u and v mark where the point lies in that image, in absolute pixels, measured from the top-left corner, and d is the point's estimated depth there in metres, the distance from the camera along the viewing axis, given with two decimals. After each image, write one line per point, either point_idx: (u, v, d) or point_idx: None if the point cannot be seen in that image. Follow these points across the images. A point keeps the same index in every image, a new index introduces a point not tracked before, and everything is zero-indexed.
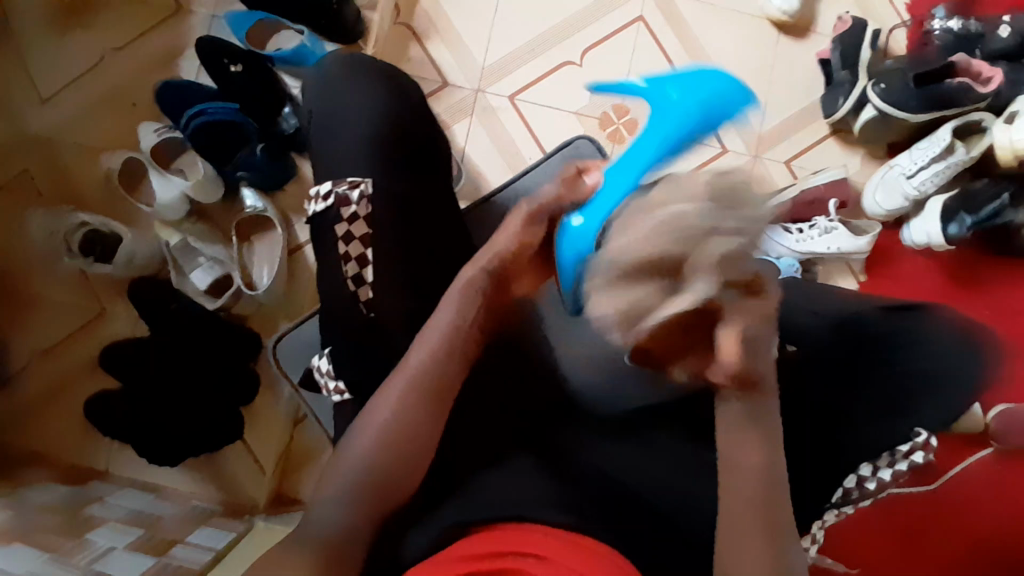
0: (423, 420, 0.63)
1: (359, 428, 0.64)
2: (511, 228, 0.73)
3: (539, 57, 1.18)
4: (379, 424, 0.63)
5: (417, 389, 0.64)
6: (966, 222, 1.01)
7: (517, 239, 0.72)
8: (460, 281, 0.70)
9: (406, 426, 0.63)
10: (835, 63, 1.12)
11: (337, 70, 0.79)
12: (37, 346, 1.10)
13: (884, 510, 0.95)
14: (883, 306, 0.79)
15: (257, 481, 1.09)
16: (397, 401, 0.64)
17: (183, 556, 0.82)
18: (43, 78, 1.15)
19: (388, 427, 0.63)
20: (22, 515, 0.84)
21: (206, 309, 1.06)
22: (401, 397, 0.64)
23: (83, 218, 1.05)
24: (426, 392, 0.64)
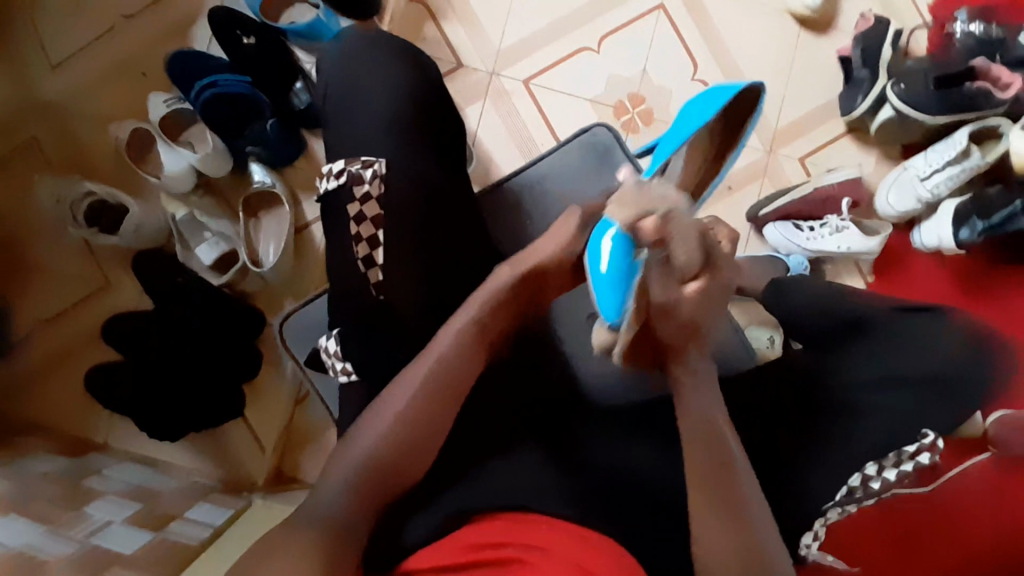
0: (440, 403, 0.64)
1: (373, 413, 0.63)
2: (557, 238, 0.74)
3: (556, 42, 1.16)
4: (396, 412, 0.62)
5: (435, 379, 0.64)
6: (977, 228, 1.00)
7: (559, 248, 0.74)
8: (496, 283, 0.70)
9: (422, 411, 0.63)
10: (855, 61, 1.11)
11: (357, 46, 0.78)
12: (37, 315, 1.09)
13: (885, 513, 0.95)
14: (897, 306, 0.79)
15: (256, 459, 1.08)
16: (414, 393, 0.63)
17: (180, 532, 0.82)
18: (52, 42, 1.13)
19: (405, 414, 0.62)
20: (20, 483, 0.83)
21: (212, 285, 1.05)
22: (418, 387, 0.63)
23: (88, 188, 1.04)
24: (448, 378, 0.64)
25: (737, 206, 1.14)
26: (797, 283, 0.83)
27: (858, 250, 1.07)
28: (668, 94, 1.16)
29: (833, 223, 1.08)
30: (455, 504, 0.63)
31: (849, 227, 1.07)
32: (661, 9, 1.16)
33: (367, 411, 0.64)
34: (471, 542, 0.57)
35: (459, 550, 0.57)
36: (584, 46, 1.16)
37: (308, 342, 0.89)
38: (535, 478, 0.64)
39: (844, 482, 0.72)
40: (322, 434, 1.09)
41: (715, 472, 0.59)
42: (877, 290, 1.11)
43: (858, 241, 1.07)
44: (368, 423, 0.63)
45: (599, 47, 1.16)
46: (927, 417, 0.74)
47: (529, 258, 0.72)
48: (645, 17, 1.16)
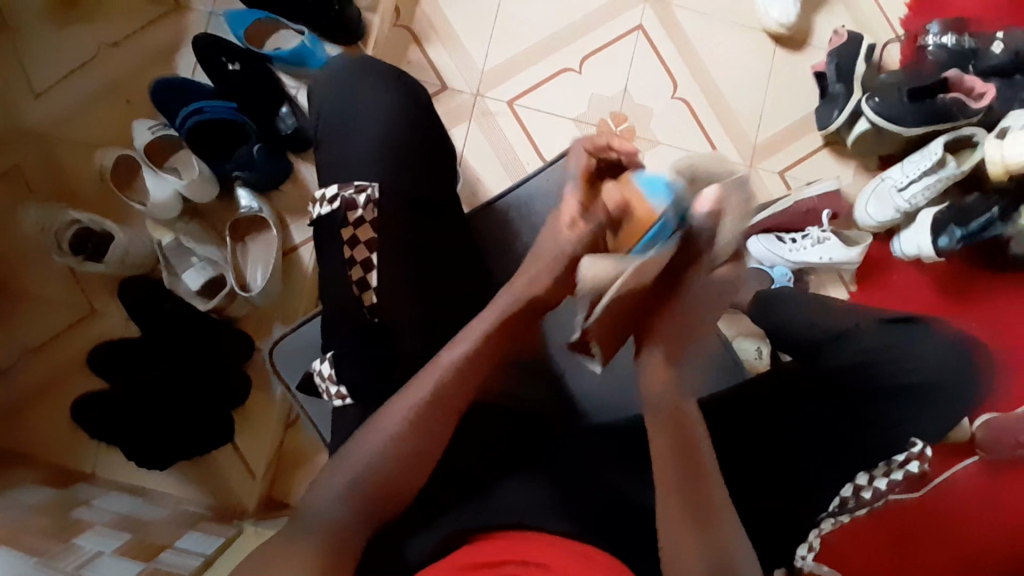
0: (436, 420, 0.63)
1: (368, 427, 0.63)
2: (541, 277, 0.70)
3: (539, 63, 1.18)
4: (393, 424, 0.62)
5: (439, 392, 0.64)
6: (956, 235, 1.03)
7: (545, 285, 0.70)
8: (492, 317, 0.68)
9: (416, 431, 0.63)
10: (830, 76, 1.13)
11: (345, 72, 0.79)
12: (22, 345, 1.08)
13: (879, 518, 0.95)
14: (881, 318, 0.80)
15: (246, 486, 1.07)
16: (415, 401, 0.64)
17: (172, 562, 0.81)
18: (36, 70, 1.13)
19: (405, 428, 0.62)
20: (8, 515, 0.82)
21: (199, 310, 1.03)
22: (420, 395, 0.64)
23: (73, 216, 1.03)
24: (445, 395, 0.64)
25: None
26: (784, 299, 0.86)
27: (839, 260, 1.09)
28: (650, 111, 1.18)
29: (815, 234, 1.10)
30: (452, 524, 0.63)
31: (830, 237, 1.09)
32: (641, 29, 1.19)
33: (362, 426, 0.64)
34: (462, 561, 0.57)
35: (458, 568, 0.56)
36: (567, 66, 1.18)
37: (300, 364, 0.89)
38: (531, 494, 0.65)
39: (838, 493, 0.75)
40: (313, 458, 1.08)
41: (698, 473, 0.59)
42: (860, 299, 1.13)
43: (839, 251, 1.09)
44: (365, 435, 0.63)
45: (582, 67, 1.18)
46: (908, 424, 0.75)
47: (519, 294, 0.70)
48: (625, 38, 1.19)
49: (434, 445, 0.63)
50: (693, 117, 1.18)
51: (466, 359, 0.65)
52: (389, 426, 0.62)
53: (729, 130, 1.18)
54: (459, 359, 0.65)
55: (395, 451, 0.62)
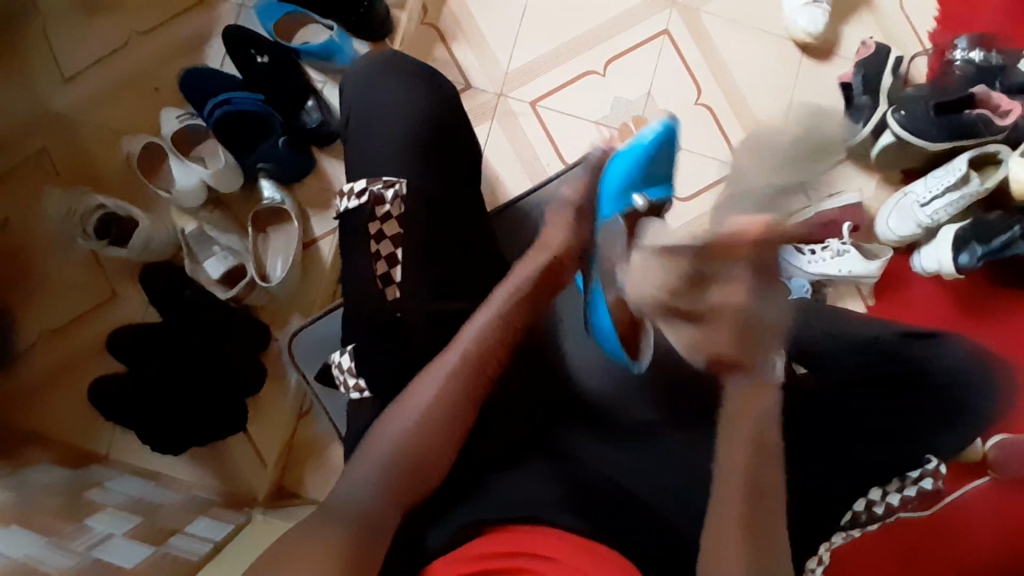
0: (461, 392, 0.66)
1: (386, 417, 0.65)
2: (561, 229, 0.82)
3: (563, 65, 1.18)
4: (407, 423, 0.64)
5: (456, 387, 0.66)
6: (977, 253, 1.02)
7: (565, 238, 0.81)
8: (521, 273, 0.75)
9: (440, 407, 0.65)
10: (856, 87, 1.13)
11: (373, 68, 0.80)
12: (42, 326, 1.09)
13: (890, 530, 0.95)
14: (902, 333, 0.80)
15: (258, 474, 1.08)
16: (430, 401, 0.65)
17: (181, 547, 0.82)
18: (67, 57, 1.15)
19: (428, 415, 0.64)
20: (23, 494, 0.83)
21: (218, 298, 1.05)
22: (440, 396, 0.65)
23: (100, 201, 1.05)
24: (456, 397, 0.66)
25: None
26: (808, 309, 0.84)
27: (858, 273, 1.09)
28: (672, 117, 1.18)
29: (834, 247, 1.10)
30: (464, 518, 0.63)
31: (850, 250, 1.09)
32: (667, 34, 1.19)
33: (389, 406, 0.66)
34: (466, 554, 0.57)
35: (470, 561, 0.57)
36: (591, 69, 1.18)
37: (316, 356, 0.90)
38: (542, 490, 0.65)
39: (850, 508, 0.73)
40: (324, 448, 1.09)
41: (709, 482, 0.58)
42: (878, 313, 1.12)
43: (858, 265, 1.09)
44: (392, 414, 0.65)
45: (606, 70, 1.18)
46: (925, 440, 0.75)
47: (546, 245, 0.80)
48: (650, 42, 1.19)
49: (457, 428, 0.65)
50: (715, 124, 1.18)
51: (495, 321, 0.70)
52: (401, 420, 0.64)
53: (751, 139, 1.18)
54: (484, 324, 0.70)
55: (418, 432, 0.63)
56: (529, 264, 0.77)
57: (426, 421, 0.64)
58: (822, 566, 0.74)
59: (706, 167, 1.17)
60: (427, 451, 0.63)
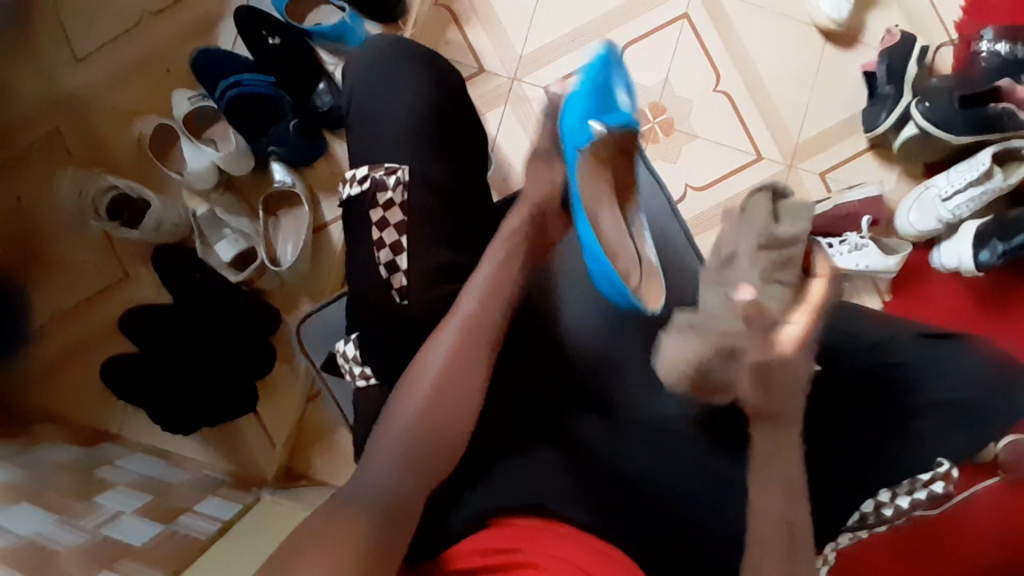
0: (474, 350, 0.68)
1: (389, 415, 0.65)
2: (538, 180, 0.82)
3: (578, 50, 1.16)
4: (408, 421, 0.64)
5: (449, 383, 0.65)
6: (998, 251, 0.99)
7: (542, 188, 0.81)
8: (510, 228, 0.76)
9: (455, 370, 0.66)
10: (880, 76, 1.10)
11: (382, 54, 0.79)
12: (55, 306, 1.11)
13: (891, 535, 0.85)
14: (919, 332, 0.78)
15: (268, 454, 1.10)
16: (430, 395, 0.65)
17: (190, 525, 0.83)
18: (80, 37, 1.15)
19: (423, 415, 0.64)
20: (34, 471, 0.85)
21: (229, 281, 1.07)
22: (436, 390, 0.65)
23: (112, 182, 1.05)
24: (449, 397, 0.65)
25: None
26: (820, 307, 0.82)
27: (876, 268, 1.07)
28: (690, 104, 1.15)
29: (853, 241, 1.07)
30: (475, 505, 0.63)
31: (868, 245, 1.06)
32: (686, 18, 1.16)
33: (395, 394, 0.67)
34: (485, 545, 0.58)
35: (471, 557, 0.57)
36: None
37: (323, 344, 0.90)
38: (550, 482, 0.65)
39: (858, 508, 0.72)
40: (332, 431, 1.10)
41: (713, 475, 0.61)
42: (893, 309, 1.10)
43: (876, 260, 1.06)
44: (402, 396, 0.66)
45: (622, 56, 1.16)
46: (936, 441, 0.73)
47: (534, 197, 0.80)
48: (669, 27, 1.16)
49: (461, 431, 0.65)
50: (734, 113, 1.15)
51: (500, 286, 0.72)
52: (402, 419, 0.64)
53: (770, 128, 1.15)
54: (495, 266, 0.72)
55: (439, 408, 0.64)
56: (516, 217, 0.77)
57: (423, 416, 0.64)
58: (828, 565, 0.74)
59: (723, 156, 1.15)
60: (437, 432, 0.63)
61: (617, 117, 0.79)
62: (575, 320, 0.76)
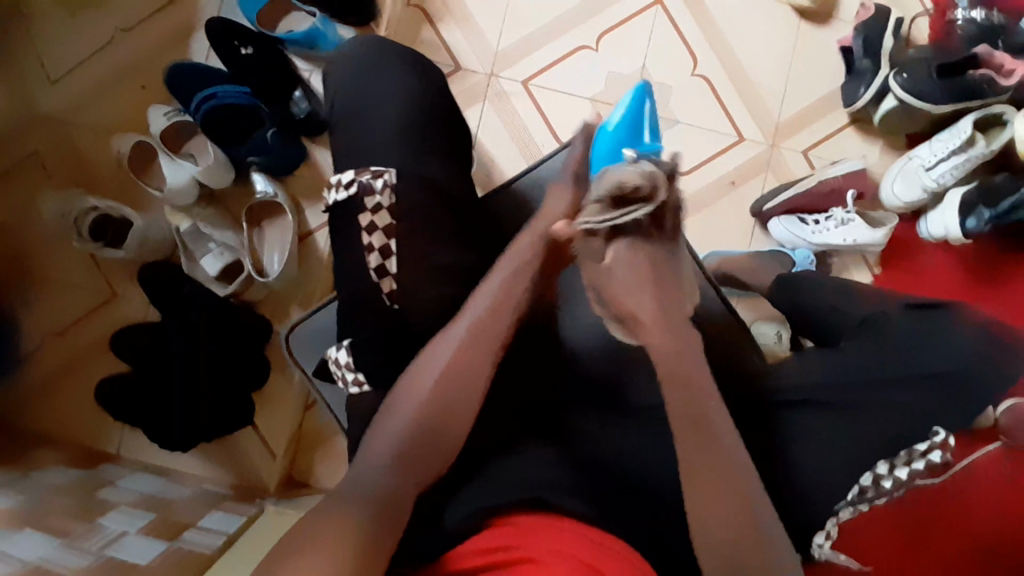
0: (472, 358, 0.66)
1: (381, 422, 0.64)
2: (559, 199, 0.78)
3: (554, 41, 1.16)
4: (401, 428, 0.63)
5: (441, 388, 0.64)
6: (985, 217, 0.99)
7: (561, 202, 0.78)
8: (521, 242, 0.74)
9: (462, 373, 0.66)
10: (857, 51, 1.09)
11: (354, 58, 0.79)
12: (45, 330, 1.10)
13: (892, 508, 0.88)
14: (907, 305, 0.79)
15: (268, 465, 1.09)
16: (421, 403, 0.64)
17: (194, 541, 0.83)
18: (53, 57, 1.14)
19: (418, 422, 0.63)
20: (34, 496, 0.84)
21: (218, 295, 1.07)
22: (429, 395, 0.64)
23: (92, 202, 1.04)
24: (441, 400, 0.64)
25: (742, 202, 1.13)
26: (808, 289, 0.86)
27: (864, 242, 1.07)
28: (670, 90, 1.15)
29: (839, 216, 1.08)
30: (473, 501, 0.63)
31: (855, 219, 1.07)
32: (660, 3, 1.15)
33: (388, 400, 0.66)
34: (483, 545, 0.57)
35: (471, 557, 0.57)
36: (583, 44, 1.15)
37: (315, 351, 0.90)
38: (548, 473, 0.66)
39: (856, 481, 0.72)
40: (331, 438, 1.10)
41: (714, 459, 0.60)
42: (884, 282, 1.10)
43: (864, 233, 1.06)
44: (396, 401, 0.65)
45: (599, 45, 1.15)
46: (931, 410, 0.72)
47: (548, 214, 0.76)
48: (644, 13, 1.15)
49: (454, 435, 0.64)
50: (714, 96, 1.15)
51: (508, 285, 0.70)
52: (395, 427, 0.63)
53: (751, 109, 1.15)
54: (506, 275, 0.70)
55: (436, 411, 0.64)
56: (529, 234, 0.74)
57: (414, 424, 0.63)
58: (830, 540, 0.73)
59: (705, 139, 1.15)
60: (430, 430, 0.63)
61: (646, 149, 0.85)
62: (576, 330, 0.75)
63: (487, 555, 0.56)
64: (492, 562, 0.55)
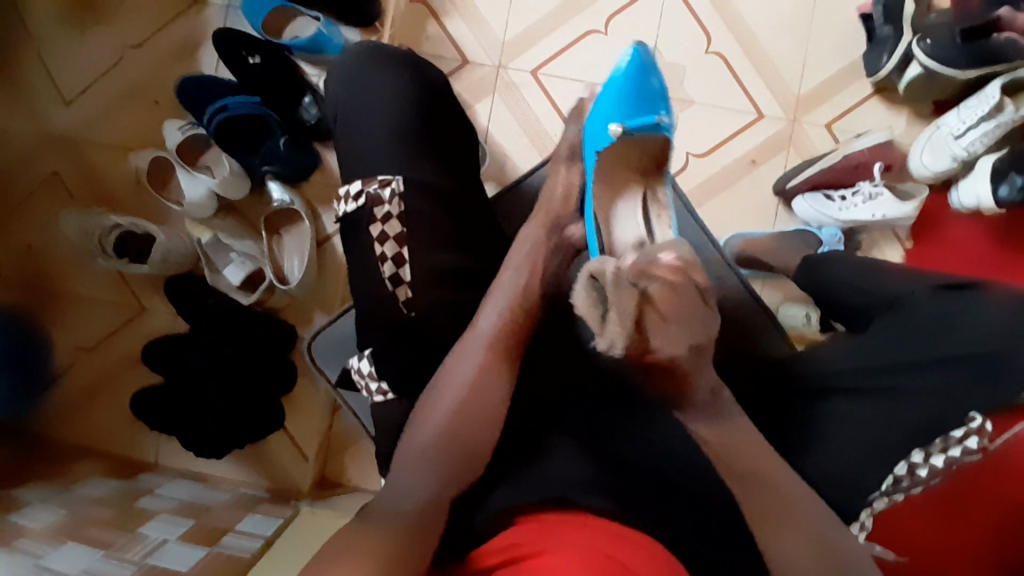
0: (494, 367, 0.67)
1: (408, 439, 0.65)
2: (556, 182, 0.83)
3: (561, 27, 1.13)
4: (430, 440, 0.63)
5: (466, 402, 0.65)
6: (1016, 184, 0.93)
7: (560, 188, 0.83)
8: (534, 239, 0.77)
9: (481, 376, 0.66)
10: (877, 18, 1.04)
11: (352, 68, 0.80)
12: (79, 345, 1.13)
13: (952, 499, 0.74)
14: (937, 285, 0.74)
15: (299, 468, 1.11)
16: (446, 419, 0.64)
17: (232, 545, 0.85)
18: (68, 80, 1.16)
19: (445, 441, 0.63)
20: (77, 510, 0.87)
21: (241, 304, 1.08)
22: (453, 409, 0.64)
23: (115, 220, 1.07)
24: (472, 412, 0.64)
25: (763, 182, 1.10)
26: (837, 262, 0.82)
27: (893, 216, 1.03)
28: (683, 70, 1.12)
29: (866, 190, 1.04)
30: (499, 505, 0.63)
31: (883, 192, 1.03)
32: None
33: (415, 416, 0.66)
34: (502, 543, 0.57)
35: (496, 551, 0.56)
36: (592, 29, 1.13)
37: (337, 358, 0.91)
38: (575, 472, 0.64)
39: (891, 471, 0.68)
40: (358, 441, 1.12)
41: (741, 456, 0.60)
42: (914, 257, 1.06)
43: (893, 207, 1.02)
44: (424, 415, 0.65)
45: (608, 28, 1.12)
46: (968, 395, 0.69)
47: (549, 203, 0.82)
48: None
49: (484, 446, 0.64)
50: (729, 72, 1.11)
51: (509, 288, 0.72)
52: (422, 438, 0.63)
53: (769, 84, 1.11)
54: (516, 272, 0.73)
55: (455, 409, 0.64)
56: (535, 223, 0.79)
57: (439, 442, 0.63)
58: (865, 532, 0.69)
59: (721, 119, 1.11)
60: (447, 438, 0.63)
61: (639, 122, 0.77)
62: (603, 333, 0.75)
63: (506, 551, 0.56)
64: (508, 558, 0.55)
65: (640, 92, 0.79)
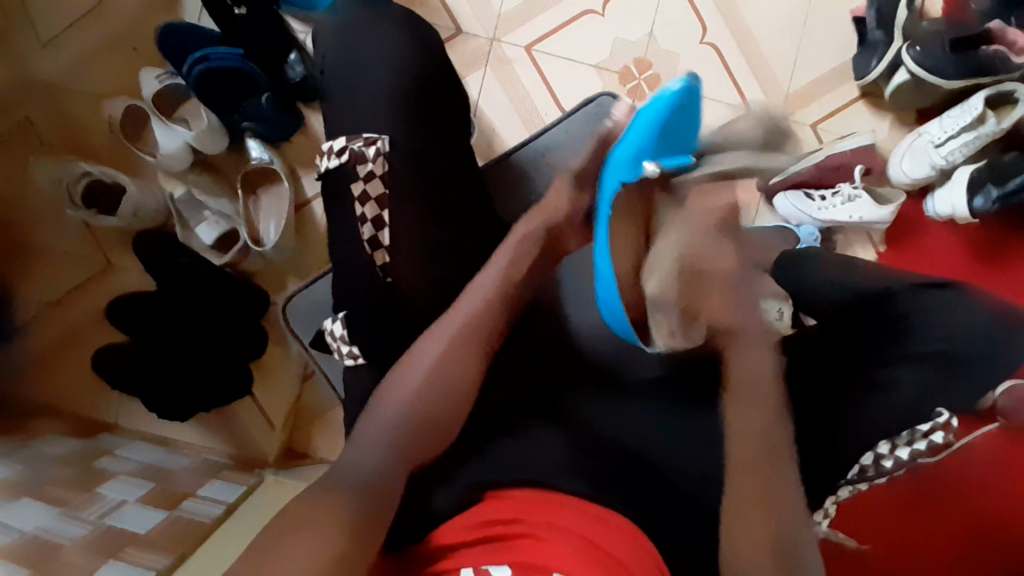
0: (462, 348, 0.65)
1: (370, 417, 0.61)
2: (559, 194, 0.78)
3: (560, 5, 1.12)
4: (401, 417, 0.61)
5: (438, 384, 0.63)
6: (992, 196, 0.98)
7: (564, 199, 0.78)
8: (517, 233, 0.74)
9: (450, 359, 0.64)
10: (870, 22, 1.06)
11: (348, 23, 0.77)
12: (39, 298, 1.08)
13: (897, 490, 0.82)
14: (915, 283, 0.76)
15: (264, 437, 1.08)
16: (414, 398, 0.62)
17: (194, 510, 0.83)
18: (42, 19, 1.10)
19: (417, 421, 0.61)
20: (34, 466, 0.84)
21: (212, 264, 1.03)
22: (420, 391, 0.62)
23: (85, 168, 1.02)
24: (444, 394, 0.63)
25: None
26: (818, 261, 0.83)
27: (867, 219, 1.05)
28: (677, 58, 1.12)
29: (845, 192, 1.06)
30: (470, 477, 0.63)
31: (861, 194, 1.05)
32: None
33: (379, 389, 0.63)
34: (476, 518, 0.58)
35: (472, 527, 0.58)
36: (590, 9, 1.12)
37: (313, 324, 0.89)
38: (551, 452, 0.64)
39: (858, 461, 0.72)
40: (330, 411, 1.10)
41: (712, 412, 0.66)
42: (888, 261, 1.08)
43: (868, 210, 1.04)
44: (389, 390, 0.63)
45: (606, 10, 1.12)
46: (940, 394, 0.72)
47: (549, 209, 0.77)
48: None
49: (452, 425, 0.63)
50: (721, 65, 1.12)
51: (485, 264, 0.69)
52: (392, 420, 0.61)
53: (759, 79, 1.12)
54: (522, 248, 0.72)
55: (426, 390, 0.62)
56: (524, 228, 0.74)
57: (415, 425, 0.61)
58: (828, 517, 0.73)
59: (711, 111, 1.12)
60: (421, 418, 0.61)
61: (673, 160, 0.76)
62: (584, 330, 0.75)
63: (482, 528, 0.57)
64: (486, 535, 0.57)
65: (673, 126, 0.79)
